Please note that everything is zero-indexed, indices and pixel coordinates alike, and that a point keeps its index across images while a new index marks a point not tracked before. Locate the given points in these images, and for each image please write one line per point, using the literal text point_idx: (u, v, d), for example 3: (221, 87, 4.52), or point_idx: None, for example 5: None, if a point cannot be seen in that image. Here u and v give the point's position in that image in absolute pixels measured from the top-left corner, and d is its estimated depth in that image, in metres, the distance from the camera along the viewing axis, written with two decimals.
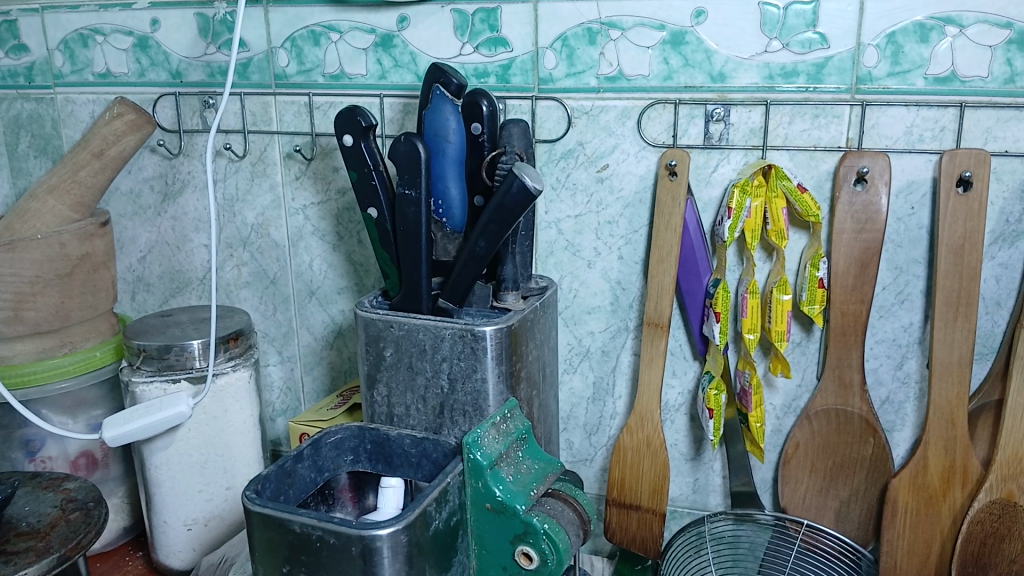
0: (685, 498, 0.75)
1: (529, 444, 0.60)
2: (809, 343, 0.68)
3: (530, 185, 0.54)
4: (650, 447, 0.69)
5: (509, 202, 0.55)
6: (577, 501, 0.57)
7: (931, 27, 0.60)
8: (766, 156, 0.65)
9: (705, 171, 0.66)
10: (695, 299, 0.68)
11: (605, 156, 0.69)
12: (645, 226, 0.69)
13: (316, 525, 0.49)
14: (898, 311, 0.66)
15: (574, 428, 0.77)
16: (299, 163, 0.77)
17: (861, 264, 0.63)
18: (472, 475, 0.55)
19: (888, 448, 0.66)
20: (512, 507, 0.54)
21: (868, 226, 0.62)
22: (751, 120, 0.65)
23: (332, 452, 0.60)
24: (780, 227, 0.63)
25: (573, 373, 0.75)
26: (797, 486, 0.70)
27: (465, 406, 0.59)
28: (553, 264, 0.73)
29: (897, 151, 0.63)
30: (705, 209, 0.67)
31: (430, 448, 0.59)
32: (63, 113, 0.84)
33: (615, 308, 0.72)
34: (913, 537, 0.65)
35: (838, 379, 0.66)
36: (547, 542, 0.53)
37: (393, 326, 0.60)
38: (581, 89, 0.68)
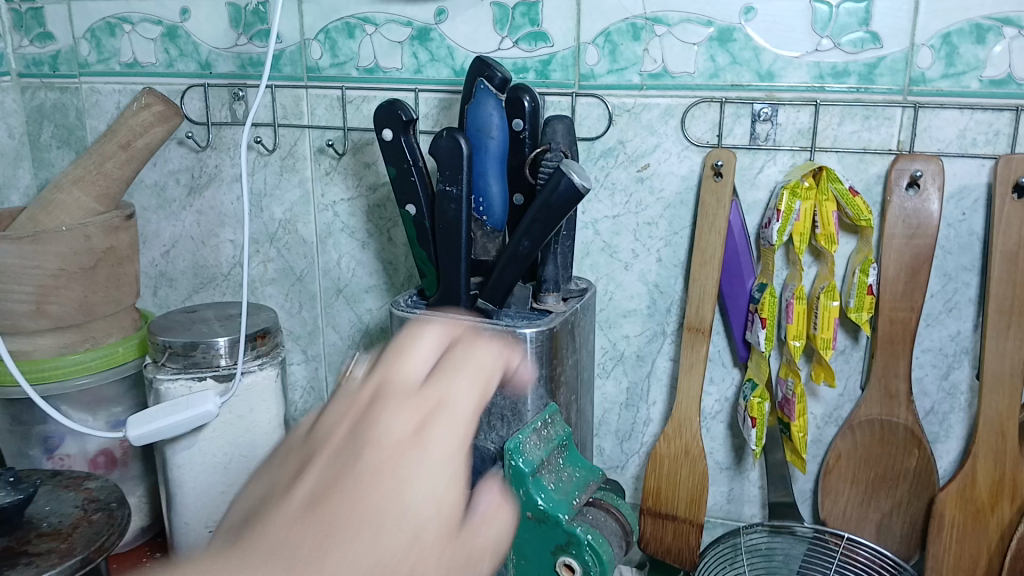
0: (719, 507, 0.74)
1: (571, 451, 0.58)
2: (855, 351, 0.66)
3: (579, 183, 0.52)
4: (688, 455, 0.67)
5: (555, 200, 0.53)
6: (619, 510, 0.56)
7: (988, 28, 0.58)
8: (814, 158, 0.63)
9: (750, 173, 0.65)
10: (737, 303, 0.66)
11: (646, 155, 0.67)
12: (686, 228, 0.67)
13: None
14: (946, 319, 0.64)
15: (606, 434, 0.75)
16: (330, 158, 0.76)
17: (912, 269, 0.61)
18: (514, 483, 0.54)
19: (933, 461, 0.64)
20: (554, 516, 0.52)
21: (919, 231, 0.61)
22: (800, 121, 0.63)
23: None
24: (830, 231, 0.61)
25: (607, 378, 0.74)
26: (838, 497, 0.68)
27: (503, 410, 0.57)
28: (589, 266, 0.71)
29: (949, 155, 0.61)
30: (749, 211, 0.65)
31: (467, 453, 0.57)
32: (88, 103, 0.83)
33: (652, 312, 0.70)
34: (959, 551, 0.63)
35: (884, 389, 0.64)
36: (591, 553, 0.51)
37: None
38: (623, 86, 0.66)
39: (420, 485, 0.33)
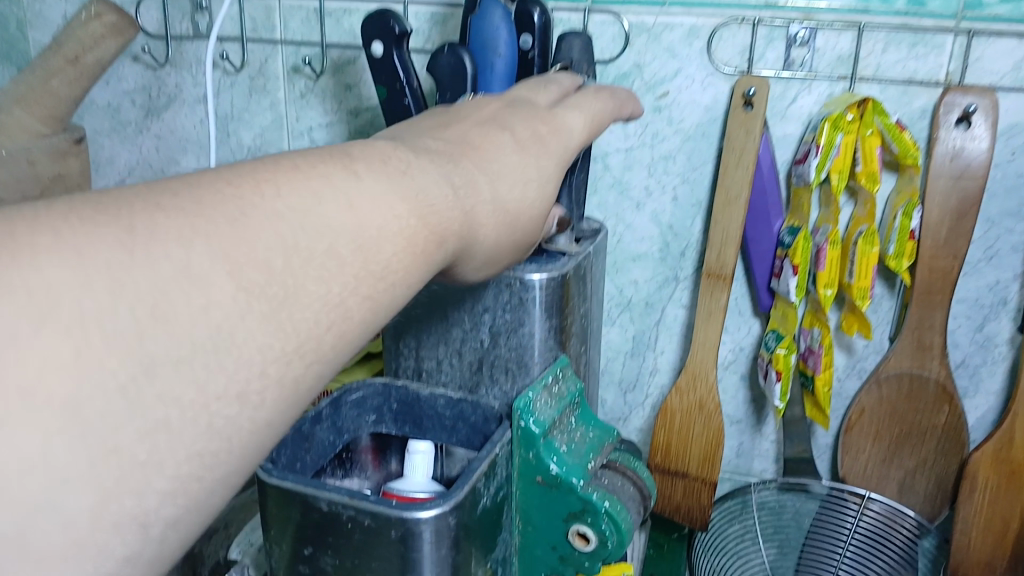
0: (727, 463, 0.69)
1: (582, 409, 0.52)
2: (885, 301, 0.61)
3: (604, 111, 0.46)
4: (702, 410, 0.62)
5: None
6: (635, 473, 0.51)
7: None
8: (853, 88, 0.57)
9: (780, 104, 0.58)
10: (761, 248, 0.60)
11: (665, 82, 0.60)
12: (707, 164, 0.61)
13: (348, 503, 0.42)
14: (985, 268, 0.59)
15: (608, 385, 0.70)
16: (307, 78, 0.68)
17: (956, 213, 0.56)
18: (522, 445, 0.48)
19: (963, 418, 0.60)
20: (568, 482, 0.47)
21: (967, 171, 0.55)
22: (839, 47, 0.56)
23: (354, 412, 0.53)
24: (872, 168, 0.55)
25: (611, 326, 0.68)
26: (858, 456, 0.64)
27: (508, 363, 0.51)
28: (597, 204, 0.65)
29: (1003, 87, 0.55)
30: (778, 145, 0.59)
31: (468, 410, 0.52)
32: (30, 12, 0.74)
33: (665, 256, 0.65)
34: (990, 513, 0.59)
35: (917, 341, 0.59)
36: (608, 521, 0.46)
37: None
38: (642, 2, 0.59)
39: (529, 180, 0.35)
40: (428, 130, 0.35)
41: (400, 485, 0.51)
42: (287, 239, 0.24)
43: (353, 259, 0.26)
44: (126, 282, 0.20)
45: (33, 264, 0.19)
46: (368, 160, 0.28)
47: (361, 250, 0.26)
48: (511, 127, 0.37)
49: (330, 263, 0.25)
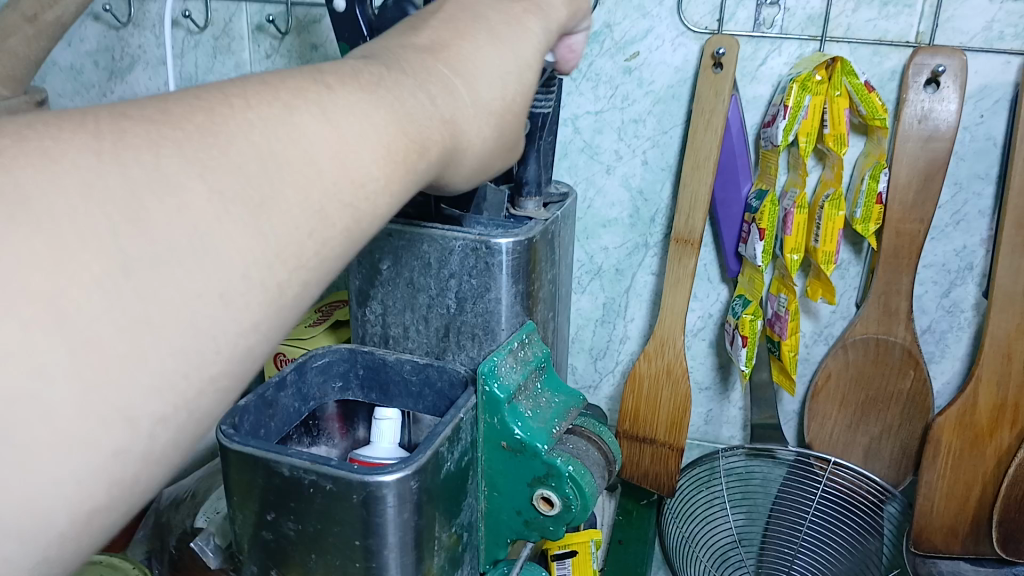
0: (696, 429, 0.70)
1: (549, 374, 0.52)
2: (853, 266, 0.61)
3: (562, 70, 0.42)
4: (670, 376, 0.62)
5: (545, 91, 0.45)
6: (601, 439, 0.51)
7: None
8: (824, 49, 0.56)
9: (751, 65, 0.58)
10: (730, 212, 0.60)
11: (636, 42, 0.59)
12: (678, 126, 0.60)
13: (309, 468, 0.41)
14: (953, 233, 0.60)
15: (579, 352, 0.70)
16: (272, 38, 0.66)
17: (925, 177, 0.55)
18: (487, 410, 0.48)
19: (928, 383, 0.60)
20: (533, 447, 0.47)
21: (936, 134, 0.55)
22: (810, 6, 0.56)
23: (319, 378, 0.52)
24: (840, 130, 0.54)
25: (582, 293, 0.68)
26: (825, 420, 0.64)
27: (474, 329, 0.51)
28: (567, 168, 0.64)
29: (973, 49, 0.55)
30: (749, 107, 0.59)
31: (434, 375, 0.51)
32: None
33: (635, 221, 0.64)
34: (954, 479, 0.59)
35: (883, 306, 0.59)
36: (572, 485, 0.46)
37: (391, 235, 0.51)
38: None
39: (498, 70, 0.31)
40: (396, 35, 0.31)
41: (366, 453, 0.51)
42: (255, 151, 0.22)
43: (331, 169, 0.23)
44: (97, 184, 0.18)
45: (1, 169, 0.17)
46: (336, 73, 0.25)
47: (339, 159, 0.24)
48: (484, 17, 0.32)
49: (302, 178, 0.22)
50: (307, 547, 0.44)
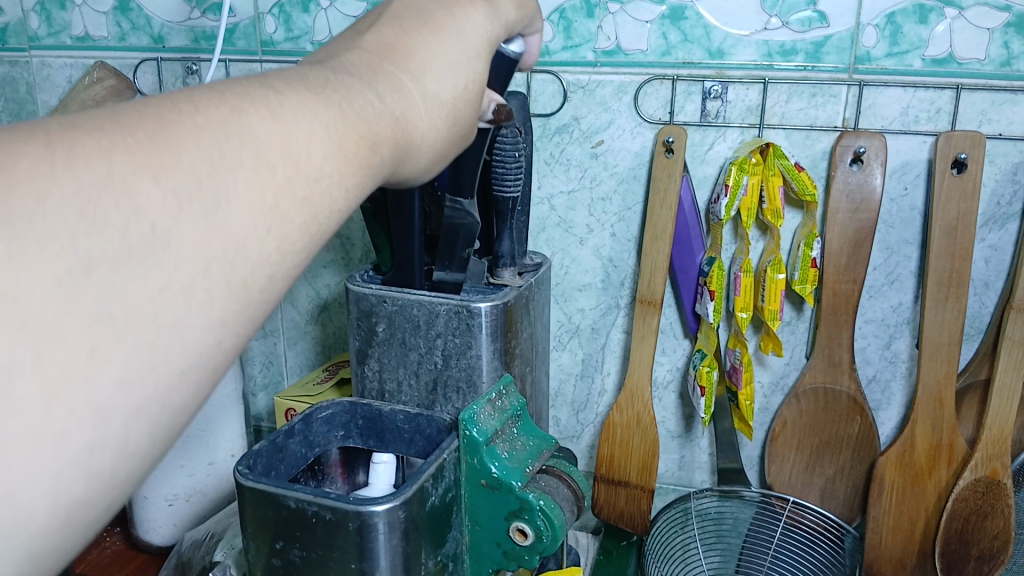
0: (671, 475, 0.76)
1: (524, 420, 0.59)
2: (799, 323, 0.68)
3: (507, 50, 0.45)
4: (640, 423, 0.69)
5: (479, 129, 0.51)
6: (571, 477, 0.57)
7: (931, 8, 0.60)
8: (762, 135, 0.65)
9: (700, 149, 0.66)
10: (688, 276, 0.68)
11: (600, 131, 0.68)
12: (639, 203, 0.69)
13: (312, 500, 0.48)
14: (888, 291, 0.67)
15: (562, 405, 0.77)
16: None
17: (854, 243, 0.63)
18: (467, 451, 0.55)
19: (875, 428, 0.67)
20: (507, 483, 0.54)
21: (862, 206, 0.62)
22: (748, 98, 0.64)
23: (324, 427, 0.60)
24: (775, 206, 0.63)
25: (562, 350, 0.75)
26: (784, 463, 0.71)
27: (458, 382, 0.59)
28: (545, 240, 0.73)
29: (892, 131, 0.63)
30: (699, 186, 0.67)
31: (423, 423, 0.59)
32: (39, 77, 0.83)
33: (606, 286, 0.72)
34: (898, 513, 0.65)
35: (827, 358, 0.66)
36: (543, 518, 0.53)
37: (386, 301, 0.59)
38: (577, 63, 0.67)
39: (447, 67, 0.36)
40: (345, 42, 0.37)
41: (367, 493, 0.59)
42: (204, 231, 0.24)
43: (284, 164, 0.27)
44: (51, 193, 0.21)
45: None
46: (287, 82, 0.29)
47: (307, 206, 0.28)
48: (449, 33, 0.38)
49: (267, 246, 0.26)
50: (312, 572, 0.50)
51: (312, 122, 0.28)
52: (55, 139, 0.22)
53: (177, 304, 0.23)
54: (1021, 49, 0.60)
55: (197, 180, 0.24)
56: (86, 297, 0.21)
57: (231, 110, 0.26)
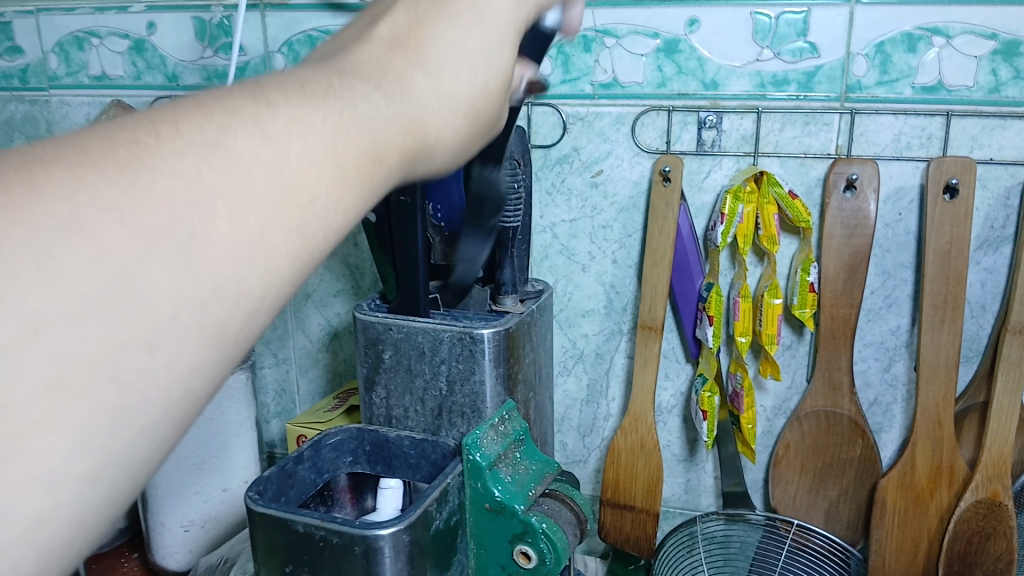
0: (677, 498, 0.77)
1: (527, 445, 0.61)
2: (800, 346, 0.69)
3: None
4: (644, 447, 0.70)
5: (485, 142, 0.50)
6: (575, 500, 0.58)
7: (919, 37, 0.61)
8: (757, 162, 0.67)
9: (698, 176, 0.68)
10: (688, 302, 0.69)
11: (599, 161, 0.70)
12: (639, 230, 0.70)
13: (319, 524, 0.50)
14: (886, 314, 0.68)
15: (568, 430, 0.78)
16: None
17: (850, 267, 0.64)
18: (472, 475, 0.56)
19: (876, 450, 0.67)
20: (511, 507, 0.55)
21: (856, 231, 0.64)
22: (743, 127, 0.66)
23: (332, 454, 0.61)
24: (771, 232, 0.64)
25: (567, 375, 0.77)
26: (787, 486, 0.71)
27: (463, 408, 0.60)
28: (548, 267, 0.74)
29: (885, 158, 0.65)
30: (697, 214, 0.69)
31: (428, 449, 0.60)
32: (58, 115, 0.86)
33: (609, 311, 0.73)
34: (901, 535, 0.66)
35: (828, 381, 0.67)
36: (545, 541, 0.54)
37: (392, 329, 0.61)
38: (576, 96, 0.69)
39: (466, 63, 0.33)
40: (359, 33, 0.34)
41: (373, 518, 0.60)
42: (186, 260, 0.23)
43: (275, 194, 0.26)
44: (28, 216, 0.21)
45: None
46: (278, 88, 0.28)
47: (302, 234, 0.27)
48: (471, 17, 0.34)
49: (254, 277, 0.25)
50: None
51: (309, 137, 0.27)
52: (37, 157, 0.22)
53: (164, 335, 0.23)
54: (1009, 75, 0.61)
55: (182, 207, 0.23)
56: (73, 311, 0.21)
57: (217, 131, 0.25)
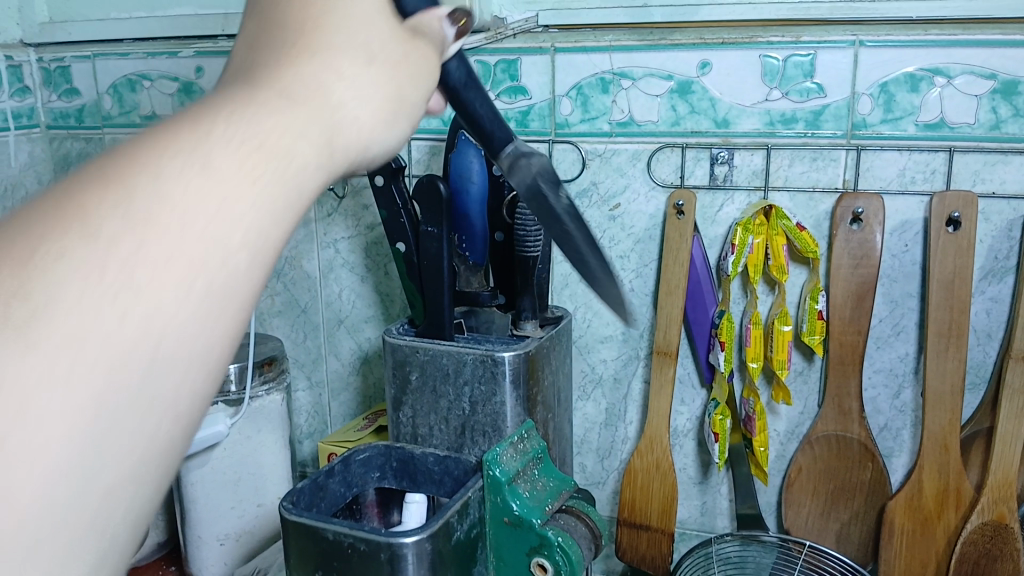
0: (693, 520, 0.79)
1: (544, 463, 0.64)
2: (811, 372, 0.72)
3: None
4: (659, 469, 0.73)
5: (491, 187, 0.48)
6: (590, 516, 0.61)
7: (921, 78, 0.64)
8: (767, 196, 0.70)
9: (711, 210, 0.71)
10: (702, 329, 0.72)
11: (617, 195, 0.74)
12: (654, 260, 0.74)
13: (348, 532, 0.53)
14: (895, 342, 0.70)
15: (587, 452, 0.81)
16: (332, 200, 0.82)
17: (857, 296, 0.67)
18: (492, 490, 0.60)
19: (886, 473, 0.70)
20: (528, 520, 0.58)
21: (863, 262, 0.66)
22: (753, 163, 0.69)
23: (361, 469, 0.65)
24: (780, 262, 0.68)
25: (586, 400, 0.80)
26: (800, 509, 0.73)
27: (485, 427, 0.63)
28: (568, 295, 0.78)
29: (891, 192, 0.67)
30: (710, 246, 0.72)
31: (451, 465, 0.63)
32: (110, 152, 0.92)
33: (627, 337, 0.77)
34: (909, 556, 0.68)
35: (838, 406, 0.70)
36: (561, 553, 0.57)
37: (419, 351, 0.64)
38: (594, 133, 0.73)
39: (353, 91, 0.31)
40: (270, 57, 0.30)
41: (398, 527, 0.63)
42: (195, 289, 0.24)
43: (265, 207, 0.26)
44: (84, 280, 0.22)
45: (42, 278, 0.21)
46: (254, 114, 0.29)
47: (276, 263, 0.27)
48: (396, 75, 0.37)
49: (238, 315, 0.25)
50: None
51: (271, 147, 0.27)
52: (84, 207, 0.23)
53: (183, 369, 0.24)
54: (1009, 113, 0.63)
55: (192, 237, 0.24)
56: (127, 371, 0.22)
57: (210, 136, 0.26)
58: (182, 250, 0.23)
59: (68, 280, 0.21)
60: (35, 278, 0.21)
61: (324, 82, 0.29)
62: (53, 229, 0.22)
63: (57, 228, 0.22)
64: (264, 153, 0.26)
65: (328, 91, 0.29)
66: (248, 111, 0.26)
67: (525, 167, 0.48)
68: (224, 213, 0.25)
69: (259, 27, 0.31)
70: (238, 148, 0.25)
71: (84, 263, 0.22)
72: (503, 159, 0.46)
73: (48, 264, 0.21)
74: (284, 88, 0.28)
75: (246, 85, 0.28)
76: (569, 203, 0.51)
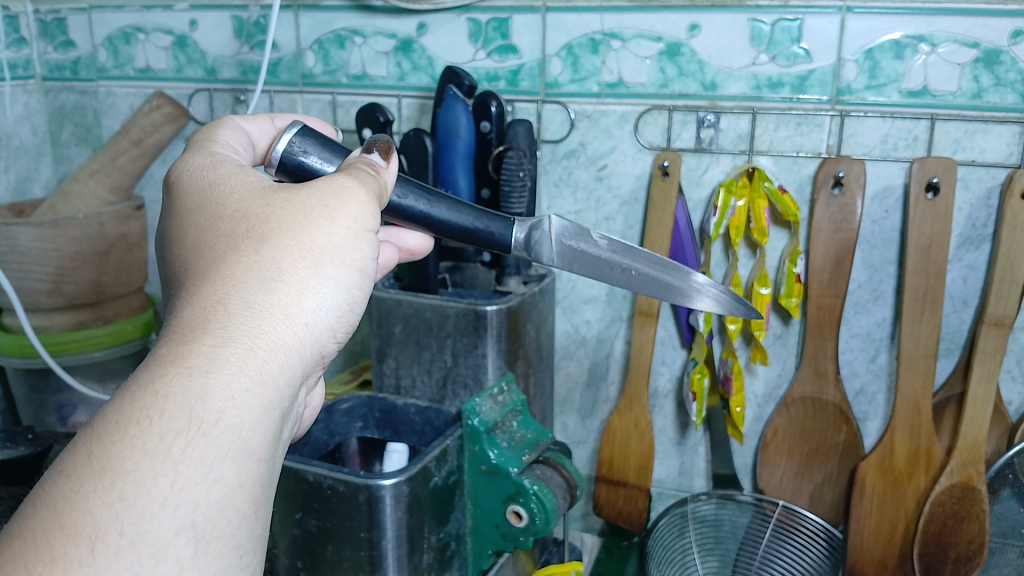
0: (671, 480, 0.80)
1: (524, 415, 0.65)
2: (789, 335, 0.73)
3: (312, 165, 0.43)
4: (637, 427, 0.75)
5: (495, 246, 0.50)
6: (567, 468, 0.62)
7: (906, 44, 0.65)
8: (752, 160, 0.71)
9: (696, 173, 0.72)
10: None
11: (604, 156, 0.75)
12: (640, 222, 0.75)
13: (327, 474, 0.54)
14: (872, 307, 0.71)
15: (569, 412, 0.82)
16: None
17: (836, 260, 0.68)
18: (471, 439, 0.61)
19: (859, 436, 0.71)
20: (505, 469, 0.59)
21: (843, 226, 0.67)
22: (739, 127, 0.70)
23: (344, 418, 0.67)
24: (762, 225, 0.69)
25: (569, 359, 0.81)
26: (775, 470, 0.75)
27: (466, 379, 0.65)
28: None
29: (873, 158, 0.68)
30: (695, 208, 0.73)
31: (433, 417, 0.65)
32: (105, 104, 0.93)
33: (611, 299, 0.78)
34: (879, 516, 0.70)
35: (814, 369, 0.71)
36: (536, 501, 0.58)
37: (403, 303, 0.65)
38: (583, 94, 0.74)
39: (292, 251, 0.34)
40: (215, 259, 0.34)
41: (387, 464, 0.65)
42: (211, 453, 0.28)
43: (243, 380, 0.30)
44: (104, 469, 0.27)
45: (104, 486, 0.26)
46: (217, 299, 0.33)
47: (268, 395, 0.31)
48: None
49: (249, 446, 0.30)
50: (325, 541, 0.56)
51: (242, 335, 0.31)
52: (101, 432, 0.27)
53: (209, 494, 0.28)
54: (990, 82, 0.64)
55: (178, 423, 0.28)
56: (177, 527, 0.27)
57: (176, 351, 0.30)
58: (188, 439, 0.28)
59: (95, 528, 0.26)
60: (70, 540, 0.25)
61: (267, 236, 0.34)
62: (99, 467, 0.27)
63: (79, 487, 0.26)
64: (225, 347, 0.31)
65: (266, 222, 0.35)
66: (210, 319, 0.31)
67: (546, 239, 0.51)
68: (208, 385, 0.29)
69: (206, 237, 0.36)
70: (204, 327, 0.31)
71: (104, 503, 0.26)
72: (517, 250, 0.51)
73: (81, 530, 0.25)
74: (223, 251, 0.34)
75: (202, 291, 0.33)
76: (608, 240, 0.51)
